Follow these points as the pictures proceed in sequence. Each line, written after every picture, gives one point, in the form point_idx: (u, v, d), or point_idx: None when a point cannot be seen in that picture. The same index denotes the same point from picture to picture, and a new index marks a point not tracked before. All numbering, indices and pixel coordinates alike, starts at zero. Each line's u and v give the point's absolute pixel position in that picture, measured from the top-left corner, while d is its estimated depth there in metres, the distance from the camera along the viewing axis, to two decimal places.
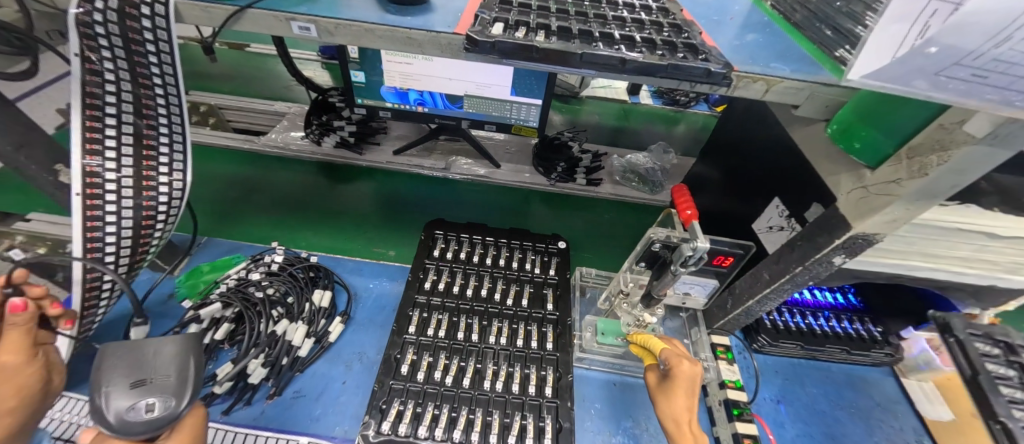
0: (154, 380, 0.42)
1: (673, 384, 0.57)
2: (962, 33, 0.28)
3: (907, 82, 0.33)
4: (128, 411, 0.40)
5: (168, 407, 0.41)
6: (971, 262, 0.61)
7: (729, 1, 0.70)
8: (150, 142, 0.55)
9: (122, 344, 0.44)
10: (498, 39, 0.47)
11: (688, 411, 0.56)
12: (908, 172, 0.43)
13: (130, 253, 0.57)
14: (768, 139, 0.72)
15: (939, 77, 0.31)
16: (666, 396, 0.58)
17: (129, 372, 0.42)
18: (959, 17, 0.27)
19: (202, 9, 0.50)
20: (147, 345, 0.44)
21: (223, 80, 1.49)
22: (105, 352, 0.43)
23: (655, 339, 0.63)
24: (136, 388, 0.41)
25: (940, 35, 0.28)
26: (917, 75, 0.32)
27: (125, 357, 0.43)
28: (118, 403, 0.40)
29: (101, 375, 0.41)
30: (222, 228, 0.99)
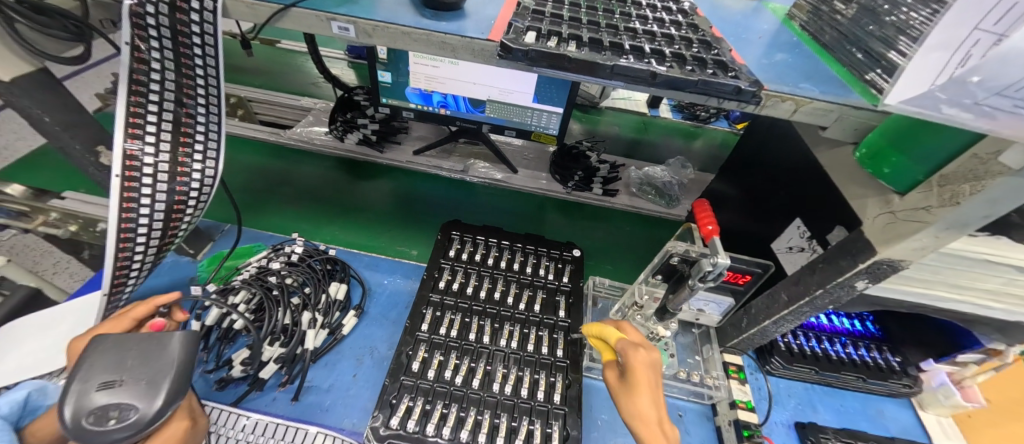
0: (123, 383, 0.42)
1: (634, 377, 0.56)
2: (1003, 65, 0.28)
3: (941, 109, 0.33)
4: (88, 417, 0.40)
5: (125, 419, 0.40)
6: (998, 296, 0.59)
7: (757, 19, 0.71)
8: (187, 130, 0.57)
9: (110, 339, 0.45)
10: (531, 48, 0.48)
11: (653, 407, 0.54)
12: (938, 200, 0.43)
13: (161, 235, 0.59)
14: (793, 159, 0.71)
15: (977, 106, 0.31)
16: (628, 394, 0.57)
17: (103, 372, 0.43)
18: (1000, 49, 0.27)
19: (250, 7, 0.53)
20: (131, 344, 0.45)
21: (254, 73, 1.53)
22: (94, 345, 0.45)
23: (609, 328, 0.64)
24: (104, 389, 0.42)
25: (979, 65, 0.28)
26: (953, 103, 0.32)
27: (109, 353, 0.44)
28: (82, 405, 0.41)
29: (78, 372, 0.43)
30: (246, 217, 1.02)
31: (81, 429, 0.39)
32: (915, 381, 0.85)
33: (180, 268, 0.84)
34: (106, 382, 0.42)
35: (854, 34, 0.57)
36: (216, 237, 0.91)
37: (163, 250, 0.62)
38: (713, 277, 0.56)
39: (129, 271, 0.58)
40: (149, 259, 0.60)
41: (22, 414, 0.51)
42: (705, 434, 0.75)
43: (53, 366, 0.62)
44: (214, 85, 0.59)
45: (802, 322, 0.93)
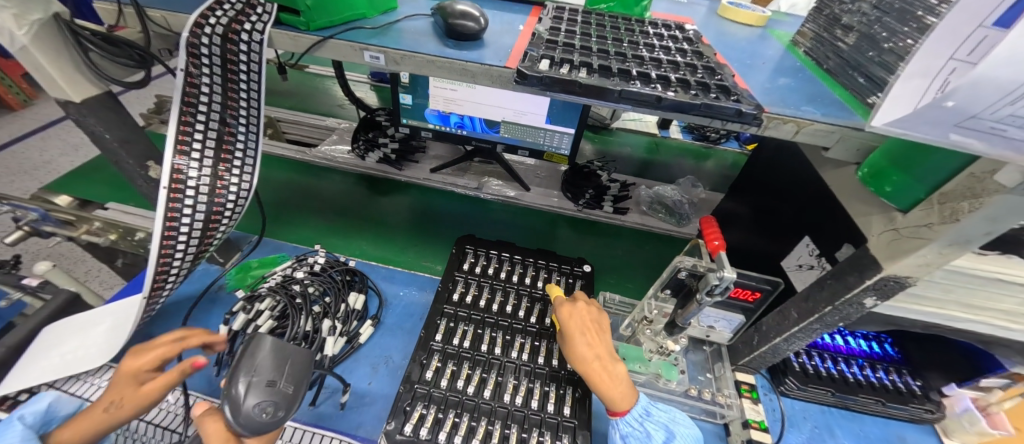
0: (279, 387, 0.54)
1: (568, 328, 0.67)
2: (981, 89, 0.29)
3: (925, 132, 0.34)
4: (254, 409, 0.51)
5: (276, 418, 0.52)
6: (1015, 317, 0.59)
7: (760, 48, 0.75)
8: (228, 147, 0.62)
9: (270, 346, 0.56)
10: (545, 74, 0.51)
11: (588, 346, 0.65)
12: (940, 217, 0.44)
13: (197, 245, 0.64)
14: (800, 179, 0.73)
15: (958, 128, 0.32)
16: (568, 345, 0.67)
17: (265, 373, 0.54)
18: (979, 73, 0.28)
19: (292, 38, 0.60)
20: (282, 355, 0.56)
21: (283, 95, 1.63)
22: (256, 348, 0.56)
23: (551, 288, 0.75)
24: (267, 387, 0.53)
25: (960, 88, 0.30)
26: (937, 126, 0.33)
27: (269, 357, 0.55)
28: (251, 397, 0.51)
29: (245, 367, 0.53)
30: (275, 230, 1.07)
31: (246, 417, 0.50)
32: (939, 406, 0.83)
33: (209, 275, 0.88)
34: (270, 381, 0.54)
35: (854, 60, 0.59)
36: (244, 247, 0.95)
37: (199, 257, 0.66)
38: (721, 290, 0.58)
39: (167, 276, 0.62)
40: (187, 265, 0.65)
41: (43, 422, 0.55)
42: None
43: (85, 366, 0.65)
44: (255, 109, 0.65)
45: (817, 343, 0.92)
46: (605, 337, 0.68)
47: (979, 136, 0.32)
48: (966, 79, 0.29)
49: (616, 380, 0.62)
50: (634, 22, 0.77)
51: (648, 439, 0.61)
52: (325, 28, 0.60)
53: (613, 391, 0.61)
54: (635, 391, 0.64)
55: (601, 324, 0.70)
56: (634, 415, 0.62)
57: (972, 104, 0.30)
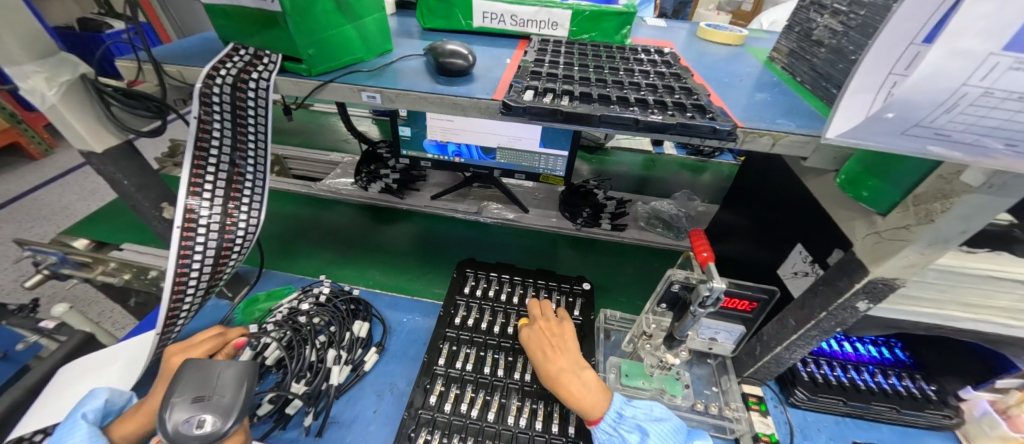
0: (211, 399, 0.56)
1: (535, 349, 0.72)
2: (914, 102, 0.31)
3: (877, 140, 0.35)
4: (183, 424, 0.53)
5: (211, 428, 0.54)
6: (1015, 313, 0.59)
7: (737, 66, 0.78)
8: (237, 187, 0.66)
9: (199, 364, 0.59)
10: (528, 105, 0.55)
11: (554, 362, 0.69)
12: (916, 219, 0.46)
13: (208, 282, 0.66)
14: (787, 189, 0.75)
15: (905, 136, 0.34)
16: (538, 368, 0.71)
17: (195, 389, 0.56)
18: (909, 87, 0.30)
19: (295, 83, 0.64)
20: (212, 369, 0.59)
21: (290, 133, 1.69)
22: (187, 367, 0.59)
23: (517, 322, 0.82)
24: (196, 402, 0.55)
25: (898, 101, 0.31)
26: (886, 134, 0.34)
27: (198, 374, 0.58)
28: (181, 413, 0.54)
29: (176, 387, 0.56)
30: (281, 263, 1.10)
31: (177, 433, 0.52)
32: (956, 412, 0.81)
33: (219, 310, 0.91)
34: (199, 396, 0.56)
35: (826, 73, 0.63)
36: (252, 280, 0.98)
37: (209, 293, 0.69)
38: (712, 301, 0.59)
39: (179, 312, 0.65)
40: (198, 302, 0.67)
41: (103, 416, 0.60)
42: None
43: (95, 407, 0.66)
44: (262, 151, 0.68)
45: (824, 351, 0.91)
46: (570, 349, 0.72)
47: (924, 142, 0.34)
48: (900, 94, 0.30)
49: (588, 390, 0.65)
50: (615, 49, 0.81)
51: (623, 443, 0.61)
52: (325, 73, 0.65)
53: (586, 402, 0.64)
54: (609, 396, 0.66)
55: (565, 337, 0.75)
56: (608, 421, 0.63)
57: (911, 115, 0.32)
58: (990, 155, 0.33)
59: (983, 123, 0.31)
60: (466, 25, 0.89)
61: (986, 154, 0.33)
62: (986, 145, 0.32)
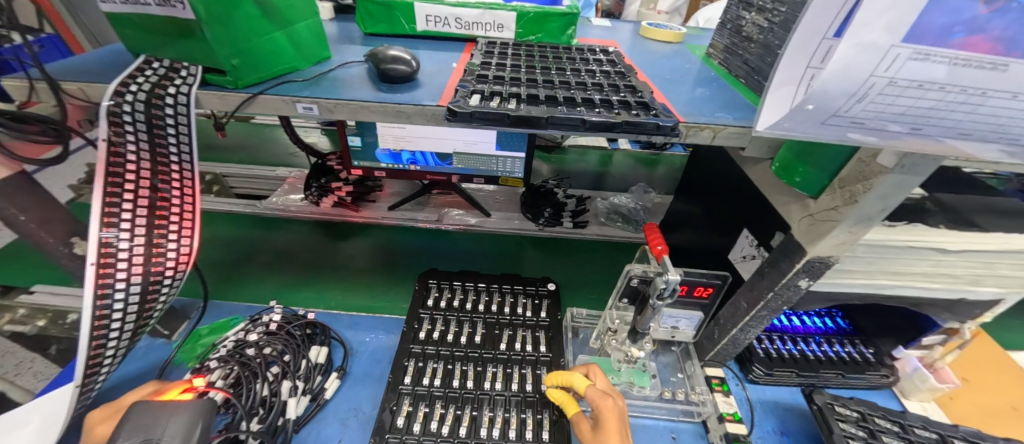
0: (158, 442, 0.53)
1: (606, 425, 0.61)
2: (830, 92, 0.33)
3: (802, 130, 0.37)
4: None
5: None
6: (933, 278, 0.64)
7: (679, 62, 0.81)
8: (162, 213, 0.62)
9: (148, 405, 0.57)
10: (474, 110, 0.54)
11: None
12: (842, 200, 0.49)
13: (135, 318, 0.62)
14: (731, 178, 0.79)
15: (825, 125, 0.36)
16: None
17: (141, 432, 0.54)
18: (823, 80, 0.32)
19: (218, 98, 0.59)
20: (162, 410, 0.56)
21: (230, 150, 1.58)
22: (134, 410, 0.56)
23: (576, 376, 0.68)
24: None
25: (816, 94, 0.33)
26: (809, 124, 0.36)
27: (147, 416, 0.55)
28: None
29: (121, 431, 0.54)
30: (227, 292, 1.03)
31: None
32: (892, 369, 0.88)
33: (154, 351, 0.84)
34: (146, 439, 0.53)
35: (758, 67, 0.66)
36: (193, 314, 0.92)
37: (137, 334, 0.64)
38: (667, 292, 0.61)
39: (102, 359, 0.60)
40: (122, 343, 0.62)
41: None
42: None
43: None
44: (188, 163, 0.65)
45: (776, 327, 0.96)
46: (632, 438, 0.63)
47: (841, 131, 0.36)
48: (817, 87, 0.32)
49: None
50: (562, 49, 0.82)
51: None
52: (254, 84, 0.60)
53: None
54: None
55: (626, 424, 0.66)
56: None
57: (828, 106, 0.34)
58: (898, 137, 0.36)
59: (891, 110, 0.33)
60: (410, 29, 0.86)
61: (894, 137, 0.36)
62: (895, 128, 0.35)
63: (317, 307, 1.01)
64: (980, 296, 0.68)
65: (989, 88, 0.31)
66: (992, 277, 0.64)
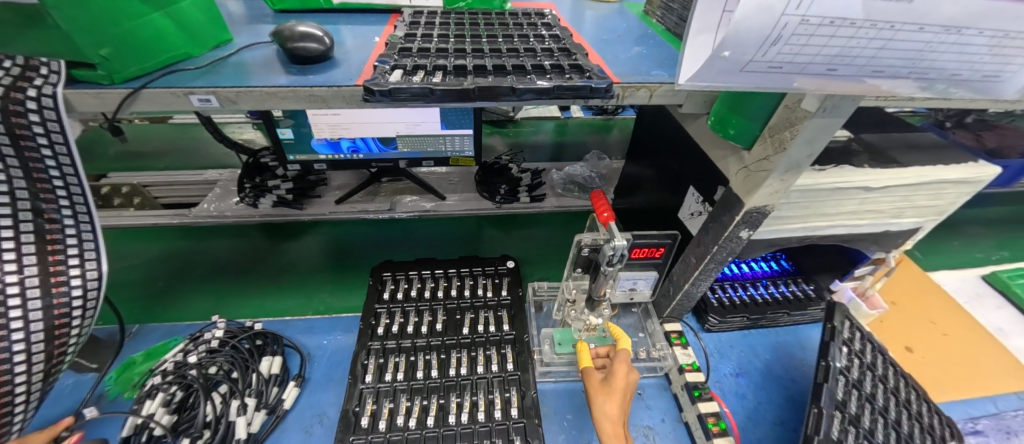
0: None
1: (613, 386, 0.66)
2: (744, 38, 0.31)
3: (721, 81, 0.35)
4: None
5: None
6: (862, 215, 0.68)
7: (616, 21, 0.79)
8: (54, 237, 0.62)
9: None
10: (393, 86, 0.49)
11: (608, 414, 0.63)
12: (773, 149, 0.50)
13: (44, 356, 0.61)
14: (675, 135, 0.78)
15: (744, 73, 0.34)
16: (608, 393, 0.65)
17: None
18: (735, 23, 0.30)
19: (95, 96, 0.52)
20: None
21: (154, 156, 1.44)
22: None
23: (626, 339, 0.73)
24: None
25: (729, 40, 0.31)
26: (728, 74, 0.35)
27: None
28: None
29: None
30: (161, 312, 0.95)
31: None
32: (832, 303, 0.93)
33: (81, 386, 0.79)
34: None
35: None
36: (124, 343, 0.87)
37: (50, 376, 0.63)
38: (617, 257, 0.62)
39: (10, 414, 0.59)
40: (33, 384, 0.61)
41: None
42: (666, 404, 0.78)
43: None
44: (72, 175, 0.63)
45: (725, 276, 0.99)
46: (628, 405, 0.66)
47: (762, 77, 0.35)
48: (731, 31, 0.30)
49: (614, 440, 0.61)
50: (495, 15, 0.77)
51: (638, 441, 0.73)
52: (134, 78, 0.53)
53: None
54: None
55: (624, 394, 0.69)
56: None
57: (744, 52, 0.32)
58: (811, 81, 0.36)
59: (806, 52, 0.33)
60: (327, 4, 0.78)
61: (811, 80, 0.36)
62: (816, 70, 0.34)
63: (301, 314, 0.96)
64: (902, 227, 0.72)
65: (896, 21, 0.31)
66: (911, 208, 0.68)
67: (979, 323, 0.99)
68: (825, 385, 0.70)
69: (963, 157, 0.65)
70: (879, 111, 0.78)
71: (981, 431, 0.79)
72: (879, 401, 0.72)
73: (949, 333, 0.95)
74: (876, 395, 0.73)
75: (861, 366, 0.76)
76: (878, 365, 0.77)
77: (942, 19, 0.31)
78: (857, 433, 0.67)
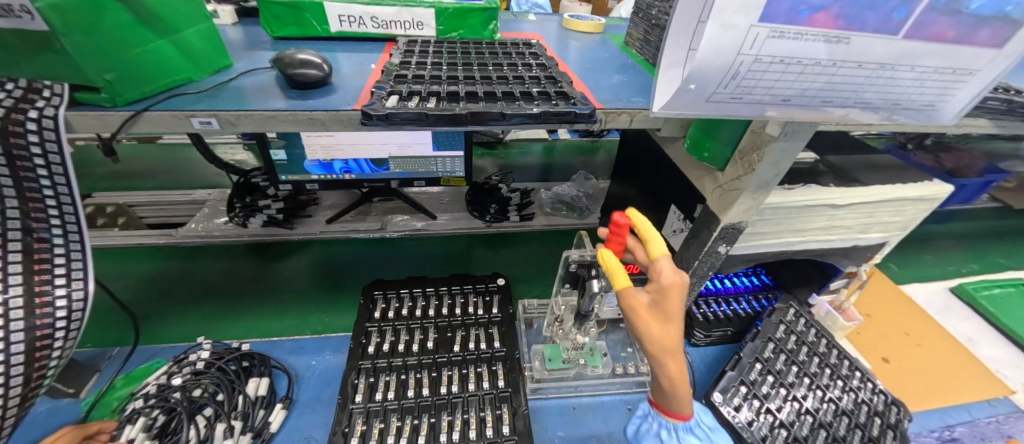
0: None
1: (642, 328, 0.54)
2: (708, 72, 0.35)
3: (688, 109, 0.39)
4: None
5: None
6: (830, 231, 0.72)
7: (599, 51, 0.84)
8: (41, 257, 0.62)
9: None
10: (389, 112, 0.53)
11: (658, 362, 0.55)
12: (743, 170, 0.54)
13: (23, 379, 0.61)
14: (656, 157, 0.83)
15: (709, 102, 0.38)
16: (662, 319, 0.54)
17: None
18: (699, 59, 0.34)
19: (95, 118, 0.54)
20: None
21: (144, 176, 1.43)
22: None
23: (657, 243, 0.57)
24: None
25: (694, 75, 0.35)
26: (695, 103, 0.38)
27: None
28: None
29: None
30: (145, 333, 0.94)
31: None
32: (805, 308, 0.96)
33: (60, 413, 0.77)
34: None
35: None
36: (103, 367, 0.85)
37: (27, 400, 0.62)
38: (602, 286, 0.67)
39: None
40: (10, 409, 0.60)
41: None
42: None
43: None
44: (66, 195, 0.63)
45: (708, 291, 1.03)
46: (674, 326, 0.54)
47: (725, 107, 0.39)
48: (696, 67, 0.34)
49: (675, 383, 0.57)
50: (485, 44, 0.82)
51: None
52: (136, 101, 0.56)
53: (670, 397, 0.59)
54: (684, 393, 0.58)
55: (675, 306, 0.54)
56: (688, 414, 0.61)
57: (707, 86, 0.36)
58: (769, 111, 0.40)
59: (761, 85, 0.37)
60: (324, 32, 0.82)
61: (771, 108, 0.40)
62: (772, 100, 0.39)
63: (291, 334, 0.96)
64: (868, 242, 0.77)
65: (838, 60, 0.35)
66: (876, 224, 0.73)
67: (950, 335, 1.04)
68: (750, 343, 0.84)
69: (919, 177, 0.70)
70: (843, 135, 0.84)
71: (958, 438, 0.82)
72: (820, 377, 0.80)
73: (921, 343, 1.00)
74: (808, 363, 0.83)
75: (798, 341, 0.86)
76: (849, 369, 0.82)
77: (878, 58, 0.35)
78: (773, 381, 0.79)
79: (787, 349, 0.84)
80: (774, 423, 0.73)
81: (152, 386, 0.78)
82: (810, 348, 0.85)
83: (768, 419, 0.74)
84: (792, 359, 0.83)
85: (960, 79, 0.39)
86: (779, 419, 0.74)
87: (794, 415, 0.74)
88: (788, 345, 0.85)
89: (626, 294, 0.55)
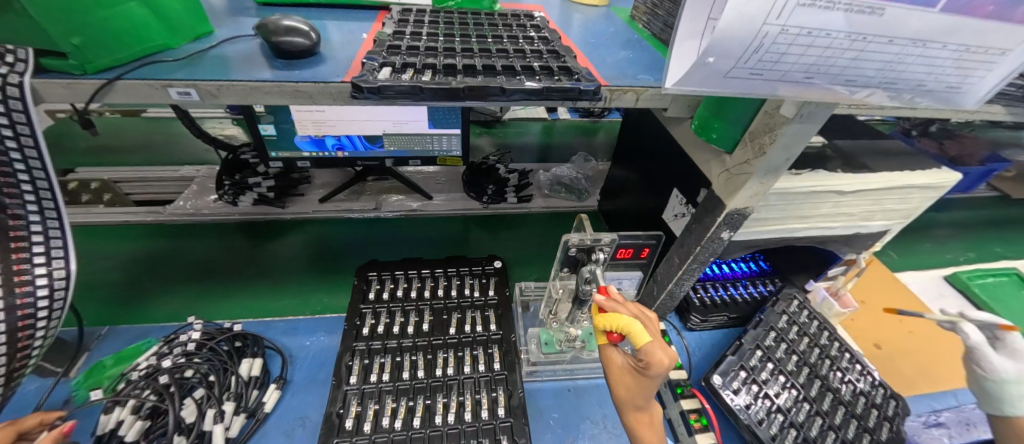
0: None
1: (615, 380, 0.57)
2: (728, 45, 0.32)
3: (704, 86, 0.36)
4: None
5: None
6: (835, 217, 0.70)
7: (603, 26, 0.81)
8: (18, 233, 0.59)
9: None
10: (383, 84, 0.49)
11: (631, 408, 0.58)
12: (753, 153, 0.52)
13: (5, 359, 0.59)
14: (660, 138, 0.80)
15: (727, 78, 0.36)
16: (636, 385, 0.55)
17: None
18: (720, 30, 0.31)
19: (65, 86, 0.50)
20: None
21: (129, 151, 1.39)
22: None
23: (638, 326, 0.53)
24: None
25: (714, 47, 0.32)
26: (712, 79, 0.36)
27: None
28: None
29: None
30: (132, 313, 0.92)
31: None
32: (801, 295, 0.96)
33: (46, 392, 0.76)
34: None
35: None
36: (91, 346, 0.83)
37: (12, 382, 0.61)
38: (595, 286, 0.67)
39: None
40: None
41: None
42: None
43: None
44: (38, 168, 0.60)
45: (707, 275, 1.02)
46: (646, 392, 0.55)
47: (743, 84, 0.37)
48: (717, 38, 0.31)
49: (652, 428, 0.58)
50: (485, 16, 0.78)
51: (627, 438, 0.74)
52: (110, 68, 0.52)
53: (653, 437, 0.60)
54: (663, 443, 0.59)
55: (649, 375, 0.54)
56: None
57: (727, 60, 0.34)
58: (789, 89, 0.38)
59: (784, 60, 0.34)
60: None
61: (792, 86, 0.37)
62: (794, 77, 0.36)
63: (283, 315, 0.94)
64: (872, 229, 0.76)
65: (869, 33, 0.32)
66: (881, 211, 0.72)
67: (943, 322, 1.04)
68: (752, 331, 0.84)
69: (928, 164, 0.69)
70: (852, 119, 0.82)
71: (943, 423, 0.80)
72: (822, 369, 0.80)
73: (915, 330, 1.00)
74: (809, 352, 0.82)
75: (801, 332, 0.86)
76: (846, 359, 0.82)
77: (911, 32, 0.33)
78: (773, 368, 0.79)
79: (786, 337, 0.84)
80: (771, 407, 0.74)
81: (140, 367, 0.76)
82: (809, 336, 0.85)
83: (766, 405, 0.74)
84: (791, 347, 0.83)
85: (991, 60, 0.37)
86: (777, 404, 0.74)
87: (792, 401, 0.74)
88: (788, 334, 0.85)
89: (605, 351, 0.57)
